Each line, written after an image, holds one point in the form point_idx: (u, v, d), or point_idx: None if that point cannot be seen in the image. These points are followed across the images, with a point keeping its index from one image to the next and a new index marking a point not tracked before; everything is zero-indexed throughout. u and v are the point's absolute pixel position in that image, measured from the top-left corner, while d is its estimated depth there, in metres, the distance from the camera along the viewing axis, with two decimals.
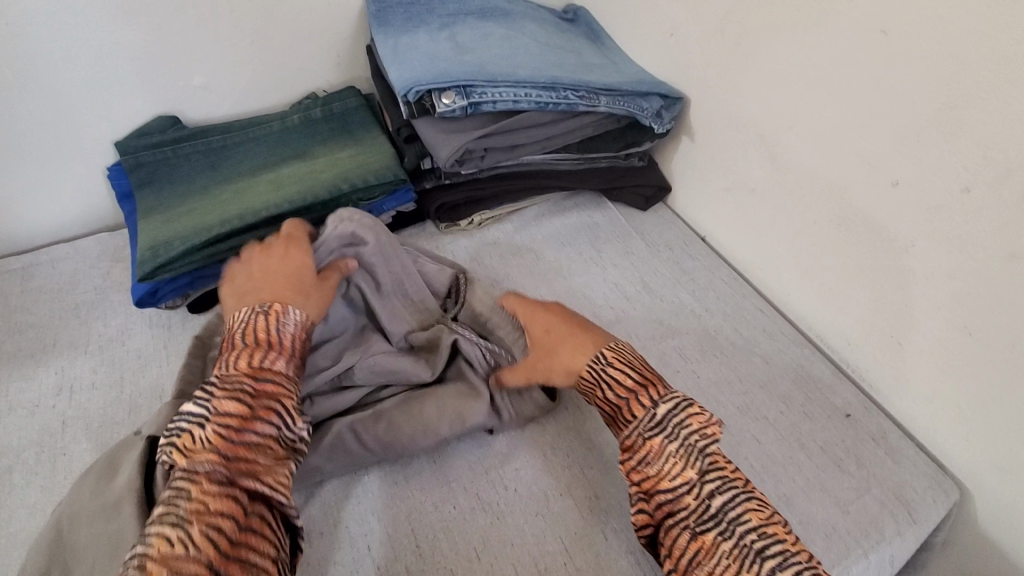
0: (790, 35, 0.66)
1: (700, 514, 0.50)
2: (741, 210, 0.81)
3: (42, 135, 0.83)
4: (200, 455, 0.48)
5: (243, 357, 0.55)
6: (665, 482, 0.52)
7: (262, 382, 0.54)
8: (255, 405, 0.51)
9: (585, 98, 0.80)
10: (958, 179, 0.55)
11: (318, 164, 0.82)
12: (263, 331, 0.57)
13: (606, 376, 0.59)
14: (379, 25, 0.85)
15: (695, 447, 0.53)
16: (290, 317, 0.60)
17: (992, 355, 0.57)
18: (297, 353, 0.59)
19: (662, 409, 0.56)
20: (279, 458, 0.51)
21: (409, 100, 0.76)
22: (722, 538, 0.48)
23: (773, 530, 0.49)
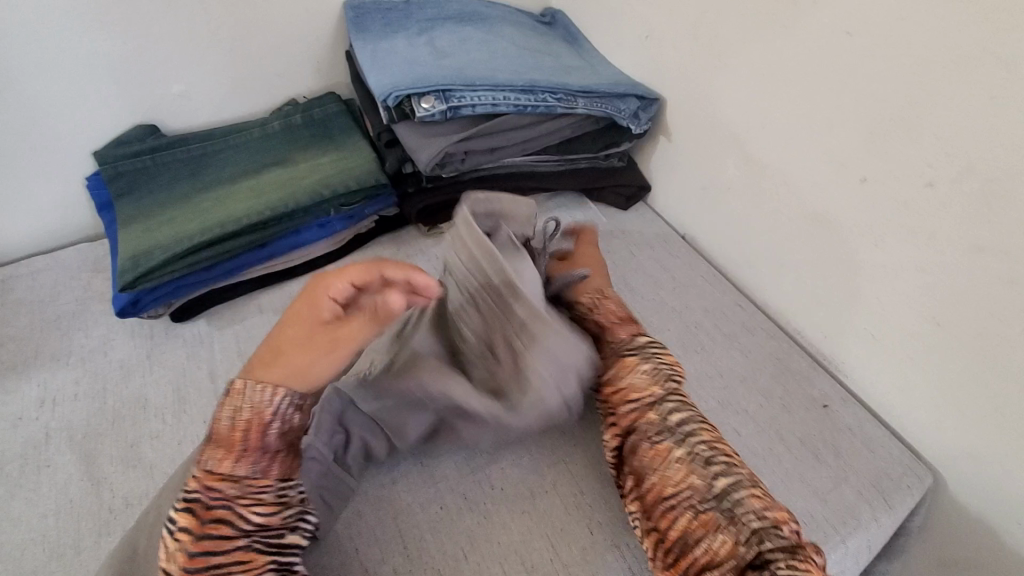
0: (761, 36, 0.68)
1: (660, 425, 0.56)
2: (719, 208, 0.82)
3: (18, 146, 0.82)
4: (169, 575, 0.47)
5: (210, 457, 0.52)
6: (634, 393, 0.59)
7: (223, 485, 0.50)
8: (203, 519, 0.48)
9: (563, 100, 0.82)
10: (923, 174, 0.57)
11: (299, 170, 0.82)
12: (230, 428, 0.53)
13: (603, 304, 0.67)
14: (358, 31, 0.85)
15: (664, 371, 0.60)
16: (276, 404, 0.54)
17: (959, 344, 0.59)
18: (274, 443, 0.54)
19: (641, 341, 0.64)
20: (254, 568, 0.48)
21: (389, 105, 0.77)
22: (675, 445, 0.55)
23: (721, 446, 0.55)
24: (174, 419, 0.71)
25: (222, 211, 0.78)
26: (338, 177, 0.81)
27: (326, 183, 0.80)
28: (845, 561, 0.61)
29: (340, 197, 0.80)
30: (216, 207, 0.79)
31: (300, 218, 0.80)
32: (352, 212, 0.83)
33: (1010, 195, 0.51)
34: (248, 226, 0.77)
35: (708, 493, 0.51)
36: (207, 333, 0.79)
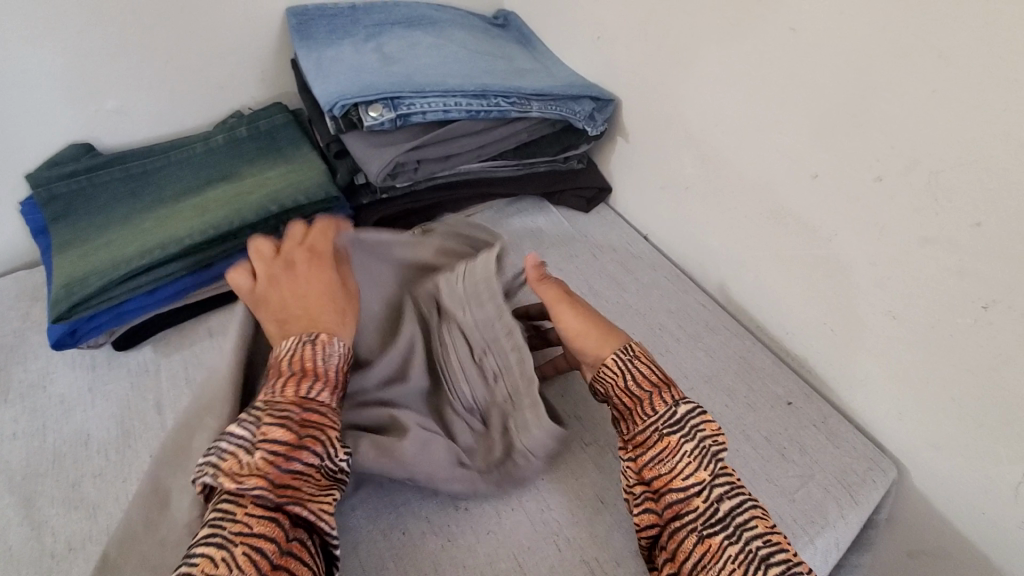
0: (709, 34, 0.67)
1: (709, 517, 0.49)
2: (678, 208, 0.82)
3: None
4: (245, 479, 0.46)
5: (289, 385, 0.52)
6: (677, 481, 0.51)
7: (308, 411, 0.51)
8: (302, 436, 0.49)
9: (516, 104, 0.80)
10: (871, 169, 0.57)
11: (245, 185, 0.79)
12: (308, 360, 0.54)
13: (634, 368, 0.57)
14: (302, 38, 0.82)
15: (710, 450, 0.52)
16: (335, 346, 0.55)
17: (915, 337, 0.59)
18: (342, 384, 0.55)
19: (682, 408, 0.54)
20: (321, 491, 0.49)
21: (336, 115, 0.74)
22: (728, 542, 0.47)
23: (777, 538, 0.48)
24: (119, 455, 0.67)
25: (164, 232, 0.74)
26: (287, 192, 0.77)
27: (274, 199, 0.77)
28: (814, 561, 0.60)
29: (288, 214, 0.77)
30: (158, 228, 0.75)
31: (247, 236, 0.76)
32: None
33: (954, 188, 0.51)
34: (191, 247, 0.73)
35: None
36: (154, 360, 0.75)
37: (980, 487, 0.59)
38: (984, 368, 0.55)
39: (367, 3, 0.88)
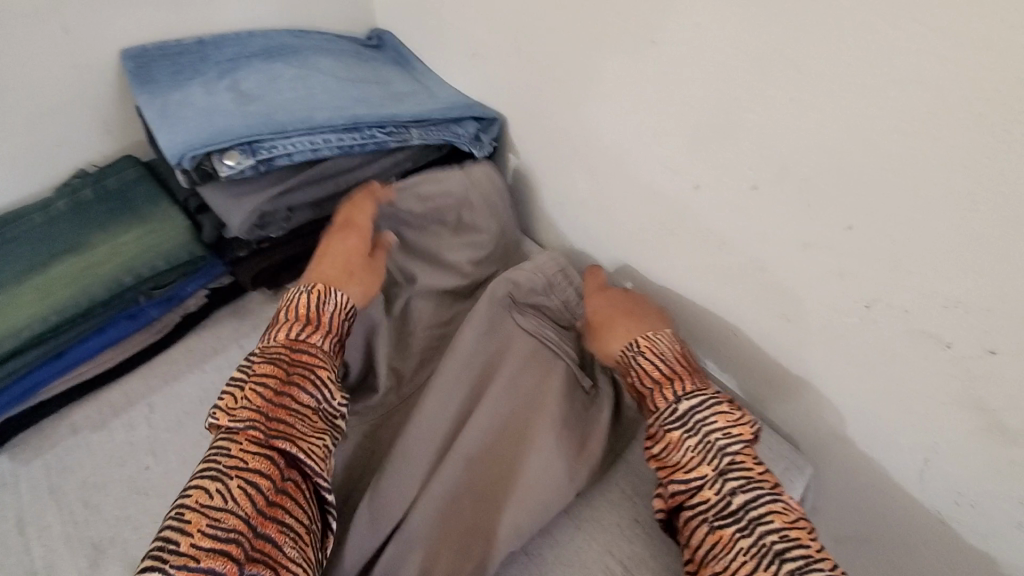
0: (576, 48, 0.65)
1: (720, 509, 0.50)
2: (577, 222, 0.79)
3: None
4: (241, 414, 0.51)
5: (283, 331, 0.57)
6: (681, 473, 0.53)
7: (299, 353, 0.56)
8: (290, 375, 0.54)
9: (393, 134, 0.75)
10: (746, 177, 0.56)
11: (96, 256, 0.70)
12: (302, 309, 0.59)
13: (637, 364, 0.60)
14: (141, 84, 0.73)
15: (716, 445, 0.53)
16: (334, 295, 0.60)
17: (810, 338, 0.59)
18: (336, 329, 0.60)
19: (684, 404, 0.55)
20: (313, 431, 0.53)
21: (186, 168, 0.66)
22: (741, 535, 0.48)
23: (797, 534, 0.48)
24: None
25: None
26: (144, 258, 0.69)
27: (129, 268, 0.69)
28: None
29: (148, 281, 0.69)
30: None
31: (101, 314, 0.68)
32: (169, 294, 0.72)
33: (824, 192, 0.51)
34: (33, 338, 0.64)
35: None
36: (10, 470, 0.65)
37: (890, 473, 0.60)
38: (875, 364, 0.55)
39: (217, 37, 0.80)
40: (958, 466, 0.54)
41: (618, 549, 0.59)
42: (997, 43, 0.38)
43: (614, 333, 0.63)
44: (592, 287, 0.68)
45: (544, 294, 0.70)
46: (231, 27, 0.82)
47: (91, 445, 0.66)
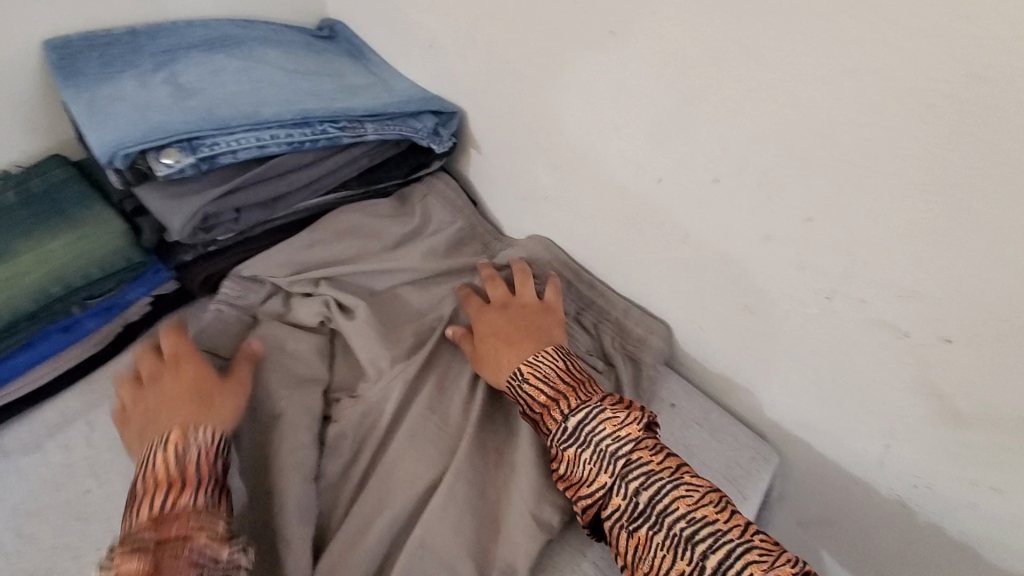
0: (534, 41, 0.63)
1: (631, 512, 0.52)
2: (540, 219, 0.78)
3: None
4: None
5: (144, 507, 0.49)
6: (585, 487, 0.55)
7: (167, 526, 0.48)
8: (159, 560, 0.46)
9: (347, 129, 0.71)
10: (707, 170, 0.55)
11: (19, 265, 0.63)
12: (161, 472, 0.51)
13: (525, 391, 0.61)
14: (66, 77, 0.67)
15: (608, 451, 0.54)
16: (190, 440, 0.53)
17: (771, 330, 0.60)
18: (208, 477, 0.52)
19: (574, 420, 0.57)
20: None
21: (119, 167, 0.61)
22: (653, 532, 0.51)
23: (702, 513, 0.50)
24: None
25: None
26: (75, 265, 0.64)
27: (59, 277, 0.63)
28: None
29: (83, 291, 0.64)
30: None
31: (28, 328, 0.62)
32: (109, 304, 0.67)
33: (783, 186, 0.51)
34: None
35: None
36: None
37: (849, 460, 0.61)
38: (835, 355, 0.56)
39: (151, 26, 0.74)
40: (912, 452, 0.55)
41: (590, 549, 0.59)
42: (949, 41, 0.38)
43: (500, 363, 0.64)
44: (473, 310, 0.70)
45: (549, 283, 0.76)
46: (167, 16, 0.77)
47: (22, 470, 0.61)
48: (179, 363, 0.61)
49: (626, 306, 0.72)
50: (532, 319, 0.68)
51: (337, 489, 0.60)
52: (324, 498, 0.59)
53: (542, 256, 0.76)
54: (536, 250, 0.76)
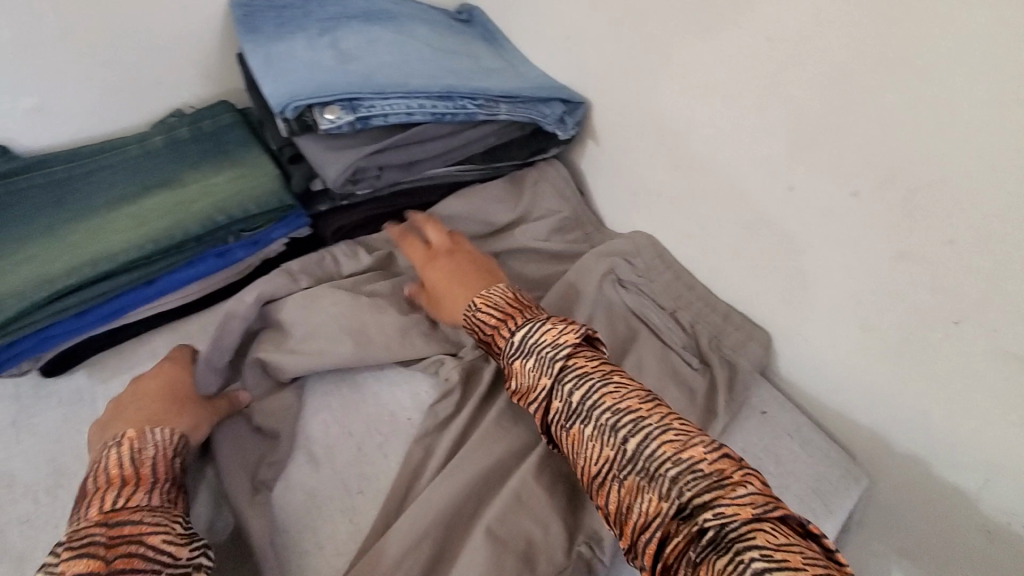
0: (683, 41, 0.67)
1: (568, 411, 0.56)
2: (649, 216, 0.81)
3: None
4: None
5: (94, 505, 0.49)
6: (531, 393, 0.59)
7: (116, 525, 0.48)
8: (111, 557, 0.45)
9: (484, 106, 0.76)
10: (847, 182, 0.57)
11: (189, 194, 0.73)
12: (114, 470, 0.52)
13: (479, 319, 0.65)
14: (249, 32, 0.75)
15: (547, 356, 0.58)
16: (149, 438, 0.56)
17: (884, 349, 0.60)
18: (162, 476, 0.54)
19: (519, 334, 0.61)
20: None
21: (288, 117, 0.68)
22: (585, 427, 0.55)
23: (627, 406, 0.54)
24: (44, 499, 0.59)
25: (93, 247, 0.67)
26: (237, 200, 0.72)
27: (222, 208, 0.71)
28: None
29: (240, 223, 0.72)
30: (87, 242, 0.68)
31: (193, 249, 0.70)
32: (255, 238, 0.75)
33: (928, 203, 0.52)
34: (128, 264, 0.67)
35: (624, 459, 0.52)
36: (88, 386, 0.67)
37: (945, 494, 0.61)
38: (950, 381, 0.56)
39: None
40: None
41: None
42: None
43: (454, 303, 0.69)
44: (420, 258, 0.74)
45: (649, 275, 0.77)
46: None
47: None
48: (161, 369, 0.66)
49: (727, 310, 0.74)
50: (478, 263, 0.74)
51: (437, 435, 0.65)
52: (425, 440, 0.65)
53: (645, 251, 0.79)
54: (636, 243, 0.79)
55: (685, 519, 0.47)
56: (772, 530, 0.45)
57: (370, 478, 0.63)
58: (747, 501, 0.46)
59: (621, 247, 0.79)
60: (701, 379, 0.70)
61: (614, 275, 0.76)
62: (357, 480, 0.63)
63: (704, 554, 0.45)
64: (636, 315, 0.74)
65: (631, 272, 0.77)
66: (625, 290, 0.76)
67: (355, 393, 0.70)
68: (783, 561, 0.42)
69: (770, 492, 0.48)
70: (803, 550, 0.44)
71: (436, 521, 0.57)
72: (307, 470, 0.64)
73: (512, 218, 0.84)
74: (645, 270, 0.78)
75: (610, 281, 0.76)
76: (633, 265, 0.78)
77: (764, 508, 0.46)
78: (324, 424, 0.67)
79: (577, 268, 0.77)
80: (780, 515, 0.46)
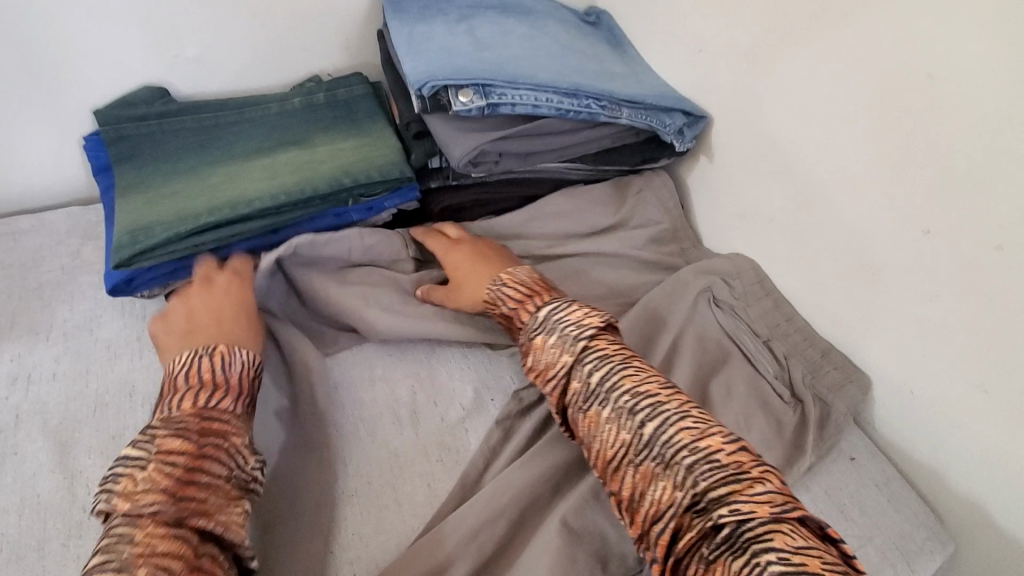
0: (831, 65, 0.65)
1: (586, 393, 0.58)
2: (754, 239, 0.79)
3: (26, 102, 0.78)
4: (145, 496, 0.47)
5: (187, 399, 0.54)
6: (551, 372, 0.61)
7: (208, 420, 0.53)
8: (200, 445, 0.50)
9: (607, 108, 0.77)
10: (991, 237, 0.55)
11: (319, 154, 0.78)
12: (205, 373, 0.56)
13: (502, 297, 0.68)
14: (395, 11, 0.80)
15: (570, 335, 0.61)
16: (234, 356, 0.59)
17: (1006, 414, 0.56)
18: (245, 391, 0.58)
19: (545, 312, 0.64)
20: (231, 500, 0.50)
21: (423, 95, 0.72)
22: (602, 409, 0.56)
23: (645, 391, 0.56)
24: None
25: (230, 190, 0.73)
26: (359, 166, 0.76)
27: (346, 171, 0.75)
28: None
29: (360, 187, 0.76)
30: (225, 184, 0.74)
31: (317, 206, 0.75)
32: (370, 205, 0.78)
33: None
34: (261, 211, 0.72)
35: (639, 443, 0.53)
36: None
37: None
38: None
39: None
40: None
41: None
42: None
43: (474, 288, 0.71)
44: (443, 247, 0.77)
45: (747, 300, 0.76)
46: None
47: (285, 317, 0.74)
48: (234, 282, 0.69)
49: (827, 348, 0.71)
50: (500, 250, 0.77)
51: (518, 420, 0.67)
52: (505, 422, 0.66)
53: (745, 273, 0.78)
54: (738, 266, 0.78)
55: (700, 513, 0.49)
56: (790, 532, 0.46)
57: (450, 448, 0.66)
58: (765, 499, 0.47)
59: (723, 266, 0.77)
60: (791, 413, 0.68)
61: (711, 294, 0.75)
62: (437, 448, 0.66)
63: (717, 552, 0.46)
64: (729, 337, 0.73)
65: (731, 293, 0.75)
66: (721, 310, 0.74)
67: (443, 366, 0.73)
68: (800, 564, 0.43)
69: (789, 493, 0.49)
70: (821, 554, 0.45)
71: (510, 500, 0.58)
72: (392, 430, 0.67)
73: (611, 222, 0.83)
74: (744, 294, 0.76)
75: (705, 299, 0.74)
76: (732, 287, 0.76)
77: (785, 509, 0.47)
78: (412, 390, 0.71)
79: (673, 281, 0.76)
80: (798, 518, 0.47)
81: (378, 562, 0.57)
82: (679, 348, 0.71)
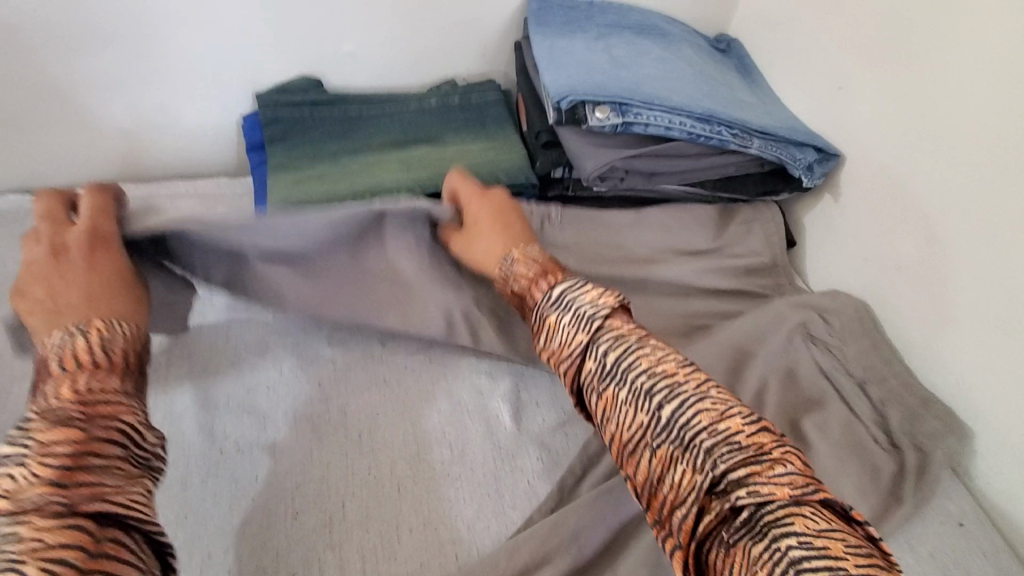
0: (988, 115, 0.63)
1: (601, 373, 0.55)
2: (871, 283, 0.77)
3: (199, 79, 0.88)
4: (26, 491, 0.41)
5: (63, 384, 0.47)
6: (564, 350, 0.58)
7: (92, 400, 0.47)
8: (87, 427, 0.45)
9: (738, 137, 0.79)
10: None
11: (450, 153, 0.82)
12: (82, 349, 0.49)
13: (512, 273, 0.66)
14: (537, 25, 0.84)
15: (586, 313, 0.58)
16: (115, 328, 0.52)
17: None
18: (133, 364, 0.52)
19: (558, 288, 0.61)
20: (129, 480, 0.45)
21: (561, 108, 0.75)
22: (618, 391, 0.53)
23: (663, 372, 0.53)
24: (287, 373, 0.72)
25: (369, 178, 0.79)
26: (486, 168, 0.80)
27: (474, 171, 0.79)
28: None
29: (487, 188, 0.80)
30: (364, 172, 0.80)
31: None
32: None
33: None
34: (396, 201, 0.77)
35: (657, 426, 0.51)
36: None
37: None
38: None
39: (604, 4, 0.89)
40: None
41: None
42: None
43: (490, 254, 0.69)
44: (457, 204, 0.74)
45: (844, 338, 0.73)
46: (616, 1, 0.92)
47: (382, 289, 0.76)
48: (97, 249, 0.58)
49: (927, 397, 0.68)
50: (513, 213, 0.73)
51: None
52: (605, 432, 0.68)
53: (846, 311, 0.75)
54: (836, 303, 0.76)
55: (719, 494, 0.47)
56: (811, 515, 0.45)
57: (549, 450, 0.68)
58: (786, 481, 0.46)
59: (821, 302, 0.76)
60: (889, 460, 0.65)
61: (806, 328, 0.73)
62: (537, 449, 0.68)
63: (737, 536, 0.45)
64: (825, 377, 0.71)
65: (826, 330, 0.73)
66: (814, 345, 0.72)
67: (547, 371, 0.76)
68: (822, 548, 0.42)
69: (810, 476, 0.48)
70: (843, 536, 0.44)
71: (607, 507, 0.60)
72: (495, 422, 0.70)
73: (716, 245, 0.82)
74: (841, 331, 0.74)
75: (799, 332, 0.73)
76: (829, 323, 0.74)
77: (804, 491, 0.46)
78: (515, 387, 0.73)
79: (766, 312, 0.75)
80: (819, 500, 0.46)
81: (477, 545, 0.61)
82: (788, 384, 0.70)
